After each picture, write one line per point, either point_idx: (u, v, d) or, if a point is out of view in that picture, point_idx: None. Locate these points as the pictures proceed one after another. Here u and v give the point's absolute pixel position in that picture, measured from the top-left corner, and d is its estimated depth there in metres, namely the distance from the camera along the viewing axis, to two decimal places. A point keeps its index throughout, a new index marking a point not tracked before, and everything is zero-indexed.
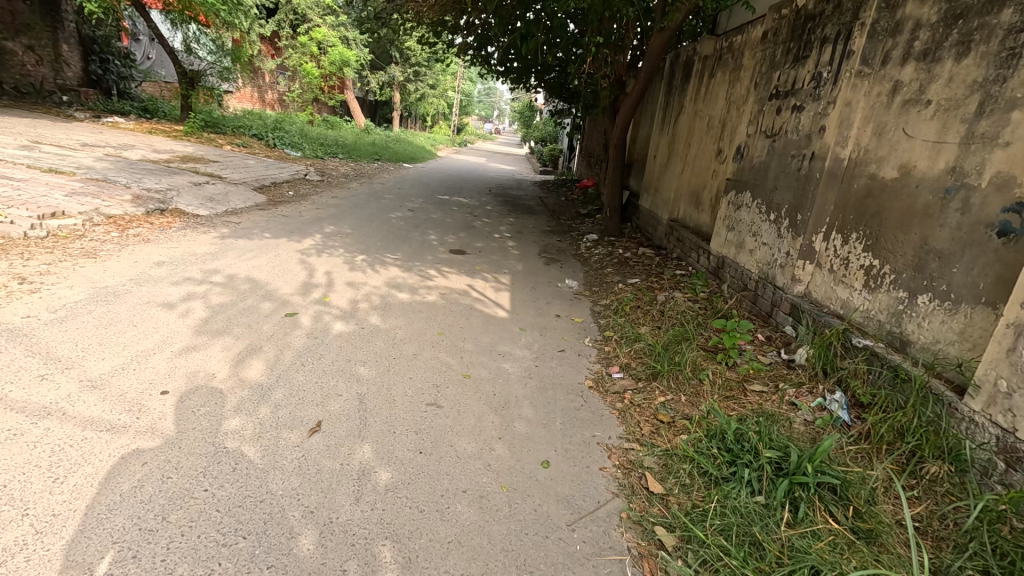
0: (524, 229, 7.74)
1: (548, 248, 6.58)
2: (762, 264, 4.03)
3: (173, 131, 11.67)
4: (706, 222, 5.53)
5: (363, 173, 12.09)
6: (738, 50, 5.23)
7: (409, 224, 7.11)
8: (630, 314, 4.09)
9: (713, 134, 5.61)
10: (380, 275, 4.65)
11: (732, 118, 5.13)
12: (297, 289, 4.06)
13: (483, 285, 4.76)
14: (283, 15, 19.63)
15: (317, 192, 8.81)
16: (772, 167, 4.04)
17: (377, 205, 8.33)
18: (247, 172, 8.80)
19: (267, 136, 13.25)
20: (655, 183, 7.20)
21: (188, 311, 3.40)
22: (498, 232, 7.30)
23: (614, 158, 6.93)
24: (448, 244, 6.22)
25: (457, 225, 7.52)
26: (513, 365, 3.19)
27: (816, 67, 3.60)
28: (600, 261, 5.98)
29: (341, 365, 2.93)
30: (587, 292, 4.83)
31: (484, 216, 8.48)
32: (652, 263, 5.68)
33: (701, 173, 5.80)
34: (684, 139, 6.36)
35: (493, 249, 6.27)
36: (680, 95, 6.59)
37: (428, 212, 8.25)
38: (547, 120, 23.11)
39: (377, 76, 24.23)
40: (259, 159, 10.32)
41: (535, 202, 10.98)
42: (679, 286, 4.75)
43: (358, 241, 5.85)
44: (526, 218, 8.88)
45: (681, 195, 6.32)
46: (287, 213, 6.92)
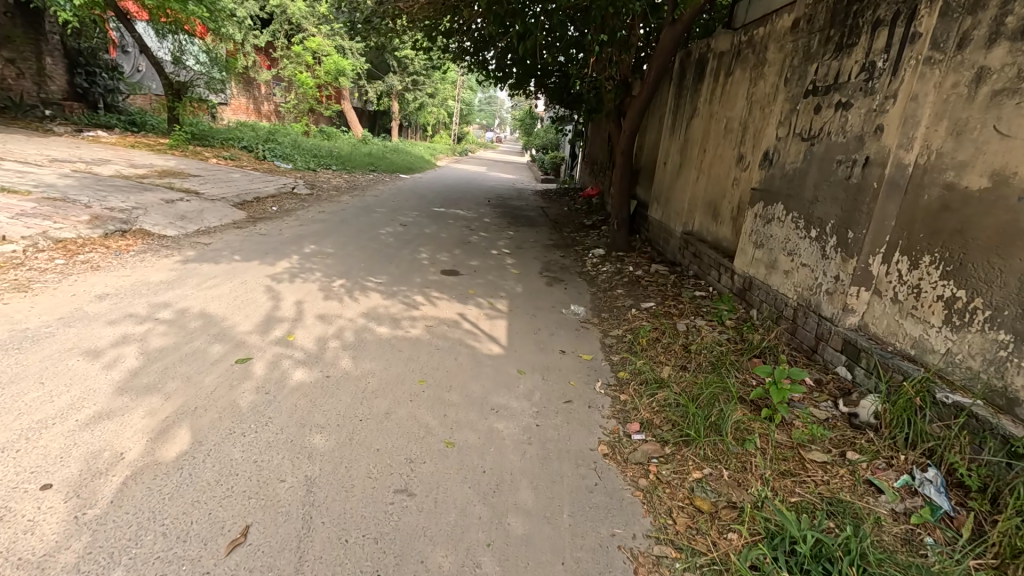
0: (524, 244, 7.16)
1: (550, 266, 6.00)
2: (802, 289, 3.43)
3: (158, 144, 11.22)
4: (727, 236, 4.93)
5: (356, 186, 11.57)
6: (761, 44, 4.67)
7: (399, 241, 6.54)
8: (648, 350, 3.49)
9: (733, 138, 5.03)
10: (359, 305, 4.07)
11: (756, 119, 4.56)
12: (256, 325, 3.49)
13: (476, 313, 4.18)
14: (277, 25, 19.23)
15: (303, 207, 8.28)
16: (812, 174, 3.45)
17: (366, 221, 7.78)
18: (229, 187, 8.28)
19: (257, 148, 12.78)
20: (666, 192, 6.61)
21: (117, 360, 2.82)
22: (495, 248, 6.73)
23: (621, 167, 6.35)
24: (440, 264, 5.65)
25: (451, 240, 6.96)
26: (509, 424, 2.59)
27: (868, 55, 3.01)
28: (608, 280, 5.38)
29: (292, 432, 2.34)
30: (595, 319, 4.24)
31: (481, 230, 7.91)
32: (667, 282, 5.09)
33: (719, 181, 5.22)
34: (697, 145, 5.78)
35: (489, 267, 5.69)
36: (692, 97, 6.02)
37: (421, 227, 7.70)
38: (549, 127, 22.65)
39: (374, 86, 23.79)
40: (245, 173, 9.81)
41: (536, 213, 10.42)
42: (701, 313, 4.15)
43: (339, 262, 5.29)
44: (527, 230, 8.31)
45: (696, 206, 5.74)
46: (266, 231, 6.37)
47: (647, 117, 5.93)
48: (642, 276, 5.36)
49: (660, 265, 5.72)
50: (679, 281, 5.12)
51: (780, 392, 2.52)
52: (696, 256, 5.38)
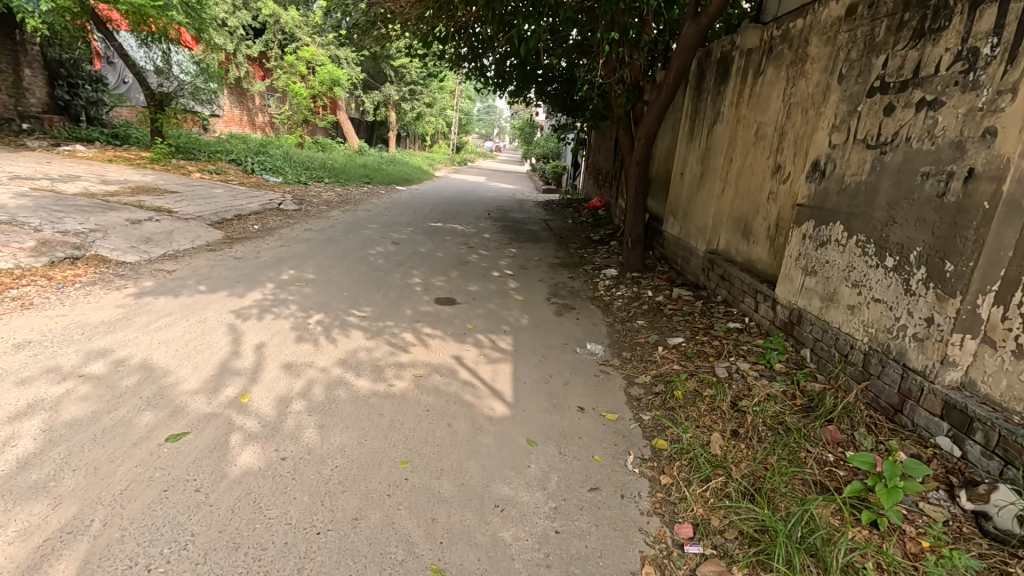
0: (528, 264, 6.53)
1: (557, 290, 5.37)
2: (876, 331, 2.80)
3: (139, 158, 10.63)
4: (763, 257, 4.30)
5: (349, 200, 10.99)
6: (801, 36, 4.07)
7: (389, 263, 5.91)
8: (687, 408, 2.84)
9: (768, 146, 4.42)
10: (336, 348, 3.44)
11: (799, 123, 3.95)
12: (205, 380, 2.84)
13: (475, 355, 3.53)
14: (270, 35, 18.80)
15: (289, 225, 7.66)
16: (885, 189, 2.82)
17: (356, 239, 7.16)
18: (208, 204, 7.67)
19: (245, 161, 12.20)
20: (684, 205, 5.99)
21: (6, 443, 2.17)
22: (496, 269, 6.10)
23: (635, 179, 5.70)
24: (434, 290, 5.01)
25: (448, 261, 6.32)
26: (521, 532, 1.94)
27: (965, 40, 2.40)
28: (626, 307, 4.74)
29: (219, 562, 1.68)
30: (617, 360, 3.60)
31: (480, 248, 7.29)
32: (694, 311, 4.46)
33: (752, 194, 4.60)
34: (721, 154, 5.17)
35: (489, 293, 5.06)
36: (714, 99, 5.42)
37: (415, 245, 7.08)
38: (549, 136, 22.10)
39: (370, 97, 23.28)
40: (229, 188, 9.22)
41: (539, 227, 9.79)
42: (742, 353, 3.52)
43: (319, 291, 4.65)
44: (530, 247, 7.69)
45: (721, 222, 5.11)
46: (242, 254, 5.75)
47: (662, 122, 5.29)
48: (664, 303, 4.74)
49: (682, 289, 5.09)
50: (707, 309, 4.49)
51: (888, 492, 1.88)
52: (725, 280, 4.75)
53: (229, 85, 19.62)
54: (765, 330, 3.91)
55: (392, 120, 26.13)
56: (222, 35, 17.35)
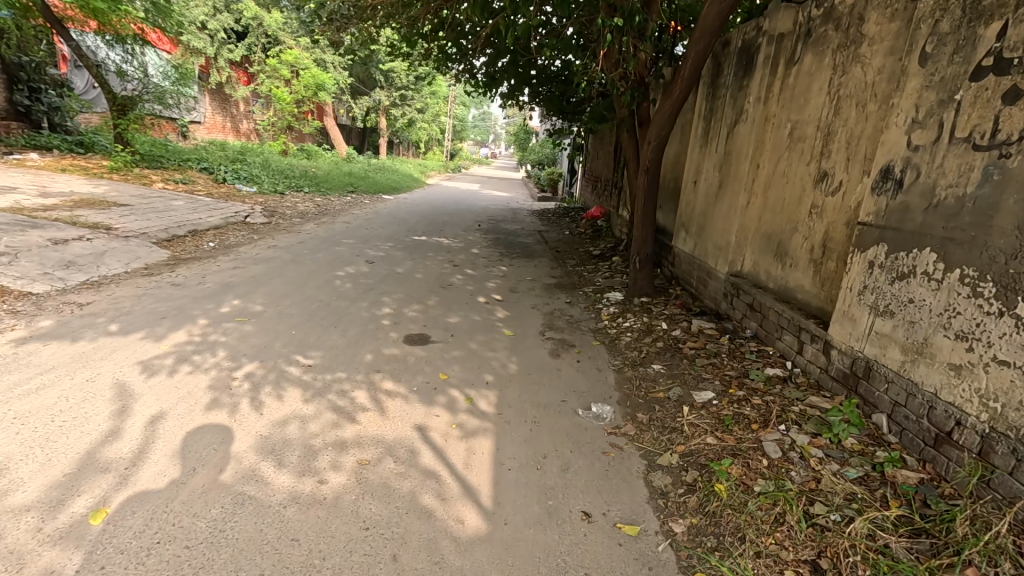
0: (519, 286, 5.70)
1: (553, 321, 4.54)
2: (1005, 407, 1.98)
3: (99, 168, 9.76)
4: (807, 285, 3.50)
5: (327, 211, 10.15)
6: (854, 13, 3.29)
7: (357, 289, 5.06)
8: (738, 519, 2.01)
9: (807, 148, 3.63)
10: (259, 420, 2.59)
11: (858, 119, 3.15)
12: (51, 485, 1.99)
13: (444, 425, 2.68)
14: (252, 39, 18.09)
15: (251, 242, 6.82)
16: (1012, 206, 2.02)
17: (324, 258, 6.30)
18: (160, 218, 6.82)
19: (218, 170, 11.36)
20: (699, 218, 5.20)
21: None
22: (483, 293, 5.28)
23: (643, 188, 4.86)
24: (405, 324, 4.16)
25: (428, 285, 5.48)
26: None
27: None
28: (637, 346, 3.91)
29: None
30: (630, 428, 2.77)
31: (466, 267, 6.44)
32: (722, 353, 3.64)
33: (788, 207, 3.80)
34: (743, 159, 4.39)
35: (471, 326, 4.22)
36: (734, 94, 4.63)
37: (392, 265, 6.25)
38: (545, 142, 21.37)
39: (360, 103, 22.81)
40: (192, 199, 8.39)
41: (534, 240, 8.97)
42: (794, 417, 2.70)
43: (261, 330, 3.81)
44: (523, 264, 6.88)
45: (748, 240, 4.31)
46: (184, 278, 4.91)
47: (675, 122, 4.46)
48: (684, 339, 3.92)
49: (701, 320, 4.28)
50: (737, 350, 3.67)
51: None
52: (756, 312, 3.94)
53: (210, 90, 18.82)
54: (817, 382, 3.09)
55: (382, 126, 25.44)
56: (200, 39, 16.86)
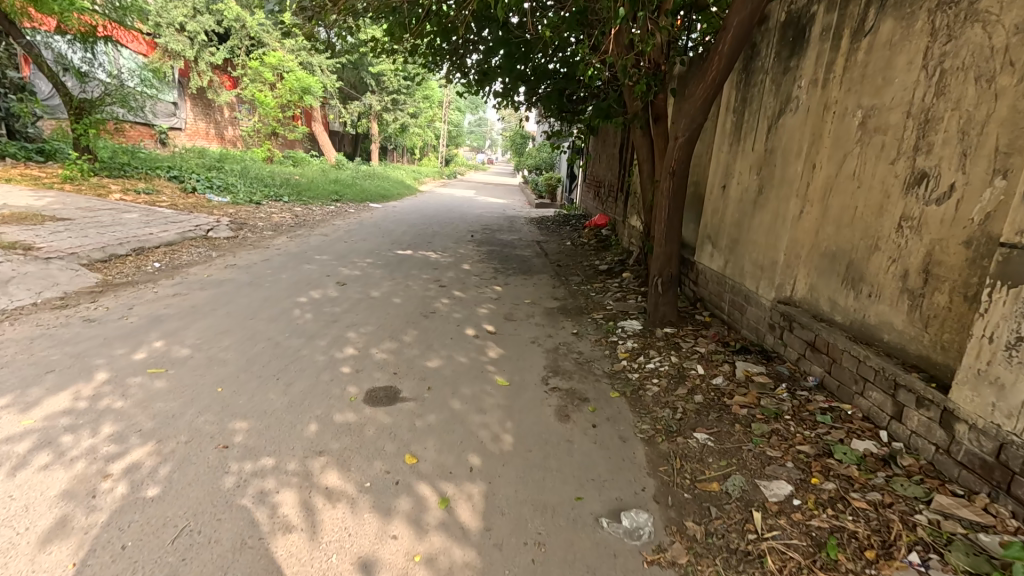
0: (516, 312, 4.81)
1: (557, 362, 3.64)
2: None
3: (52, 177, 8.87)
4: (900, 326, 2.63)
5: (306, 222, 9.27)
6: None
7: (319, 321, 4.15)
8: None
9: (890, 142, 2.78)
10: (113, 563, 1.68)
11: (981, 100, 2.29)
12: None
13: (402, 559, 1.79)
14: (235, 41, 17.30)
15: (206, 260, 5.91)
16: None
17: (288, 280, 5.40)
18: (100, 234, 5.89)
19: (189, 178, 10.50)
20: (731, 229, 4.35)
21: None
22: (472, 324, 4.37)
23: (665, 192, 3.94)
24: (369, 373, 3.25)
25: (407, 313, 4.57)
26: None
27: None
28: (669, 402, 3.02)
29: None
30: (682, 553, 1.87)
31: (455, 288, 5.55)
32: (784, 413, 2.75)
33: (862, 218, 2.94)
34: (791, 158, 3.55)
35: (455, 373, 3.31)
36: (777, 79, 3.78)
37: (367, 287, 5.34)
38: (542, 146, 20.58)
39: (350, 109, 22.04)
40: (148, 211, 7.51)
41: (532, 252, 8.09)
42: (928, 539, 1.81)
43: (176, 387, 2.88)
44: (520, 283, 6.01)
45: (801, 259, 3.45)
46: (104, 310, 4.00)
47: (707, 110, 3.57)
48: (730, 392, 3.04)
49: (744, 361, 3.41)
50: (804, 409, 2.79)
51: None
52: (821, 354, 3.06)
53: (191, 94, 17.97)
54: (934, 465, 2.21)
55: (374, 132, 24.66)
56: (178, 41, 16.03)
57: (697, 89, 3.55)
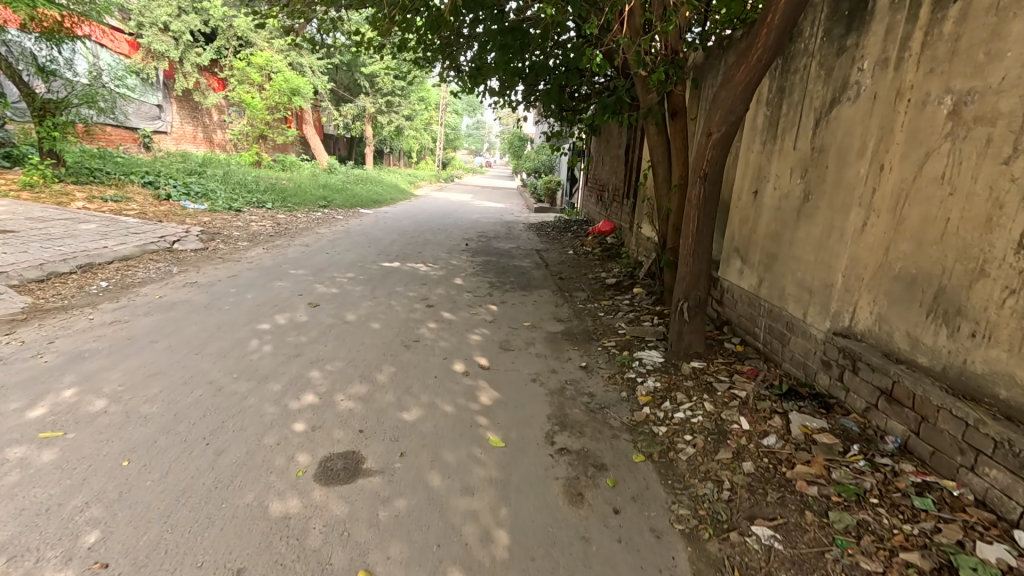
0: (514, 338, 4.14)
1: (564, 410, 2.96)
2: None
3: (12, 184, 8.22)
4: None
5: (287, 231, 8.60)
6: None
7: (277, 356, 3.46)
8: None
9: (1002, 136, 2.12)
10: None
11: None
12: None
13: None
14: (222, 42, 16.66)
15: (164, 278, 5.23)
16: None
17: (252, 301, 4.71)
18: (43, 248, 5.20)
19: (164, 184, 9.86)
20: (766, 242, 3.70)
21: None
22: (462, 356, 3.69)
23: (692, 200, 3.13)
24: (327, 432, 2.57)
25: (386, 342, 3.90)
26: None
27: None
28: (710, 472, 2.35)
29: None
30: None
31: (444, 308, 4.87)
32: (868, 493, 2.09)
33: (957, 234, 2.28)
34: (850, 158, 2.89)
35: (436, 432, 2.64)
36: (829, 63, 3.11)
37: (342, 308, 4.66)
38: (542, 148, 19.95)
39: (343, 111, 21.43)
40: (110, 221, 6.84)
41: (532, 263, 7.41)
42: None
43: (65, 461, 2.19)
44: (519, 300, 5.35)
45: (864, 283, 2.77)
46: (17, 346, 3.32)
47: (751, 97, 2.76)
48: (788, 457, 2.37)
49: (797, 409, 2.75)
50: (892, 486, 2.12)
51: None
52: (901, 406, 2.41)
53: (177, 97, 17.28)
54: None
55: (369, 135, 24.04)
56: (162, 41, 15.36)
57: (738, 69, 2.73)
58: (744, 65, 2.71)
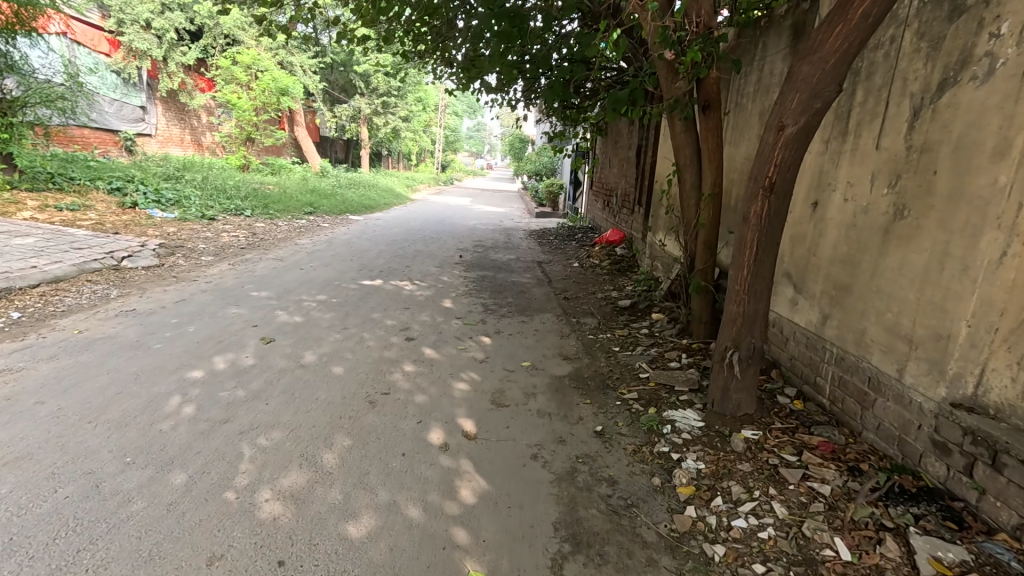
0: (511, 386, 3.32)
1: (577, 514, 2.12)
2: None
3: None
4: None
5: (262, 242, 7.77)
6: None
7: (196, 424, 2.63)
8: None
9: None
10: None
11: None
12: None
13: None
14: (208, 40, 15.86)
15: (95, 305, 4.40)
16: None
17: (192, 336, 3.87)
18: None
19: (134, 191, 9.05)
20: (834, 268, 2.87)
21: None
22: (441, 418, 2.85)
23: (749, 217, 2.27)
24: (229, 570, 1.74)
25: (347, 397, 3.06)
26: None
27: None
28: None
29: None
30: None
31: (426, 342, 4.03)
32: None
33: None
34: (978, 160, 2.04)
35: (392, 564, 1.81)
36: (938, 32, 2.28)
37: (301, 344, 3.82)
38: (543, 150, 19.24)
39: (338, 113, 20.68)
40: (54, 235, 6.02)
41: (533, 279, 6.56)
42: None
43: None
44: (518, 328, 4.51)
45: (1003, 338, 1.91)
46: None
47: (846, 73, 1.91)
48: None
49: (913, 523, 1.93)
50: None
51: None
52: None
53: (162, 98, 16.44)
54: None
55: (365, 137, 23.32)
56: (144, 40, 14.38)
57: (828, 32, 1.89)
58: (838, 25, 1.86)
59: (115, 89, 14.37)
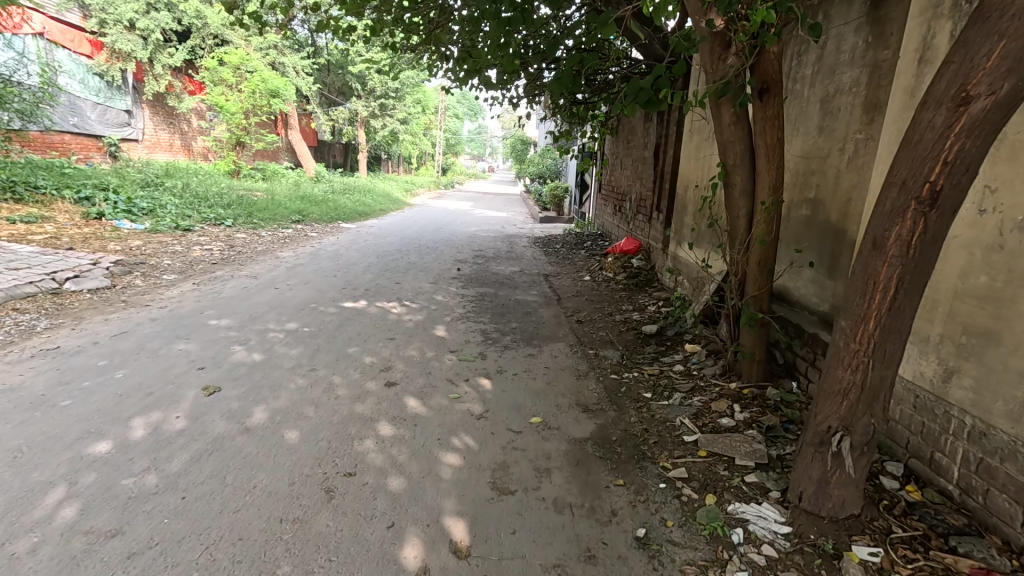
0: (519, 458, 2.51)
1: None
2: None
3: None
4: None
5: (238, 256, 7.00)
6: None
7: (67, 544, 1.83)
8: None
9: None
10: None
11: None
12: None
13: None
14: (196, 41, 15.05)
15: (12, 343, 3.62)
16: None
17: (117, 385, 3.08)
18: None
19: (103, 199, 8.30)
20: (965, 307, 2.07)
21: None
22: (421, 520, 2.05)
23: (892, 241, 1.60)
24: None
25: (295, 483, 2.26)
26: None
27: None
28: None
29: None
30: None
31: (410, 389, 3.23)
32: None
33: None
34: None
35: None
36: None
37: (251, 396, 3.03)
38: (547, 151, 18.47)
39: (334, 115, 19.99)
40: None
41: (539, 296, 5.76)
42: None
43: None
44: (525, 365, 3.72)
45: None
46: None
47: None
48: None
49: None
50: None
51: None
52: None
53: (149, 101, 15.73)
54: None
55: (363, 139, 22.62)
56: (128, 41, 13.58)
57: None
58: None
59: (98, 93, 13.68)
